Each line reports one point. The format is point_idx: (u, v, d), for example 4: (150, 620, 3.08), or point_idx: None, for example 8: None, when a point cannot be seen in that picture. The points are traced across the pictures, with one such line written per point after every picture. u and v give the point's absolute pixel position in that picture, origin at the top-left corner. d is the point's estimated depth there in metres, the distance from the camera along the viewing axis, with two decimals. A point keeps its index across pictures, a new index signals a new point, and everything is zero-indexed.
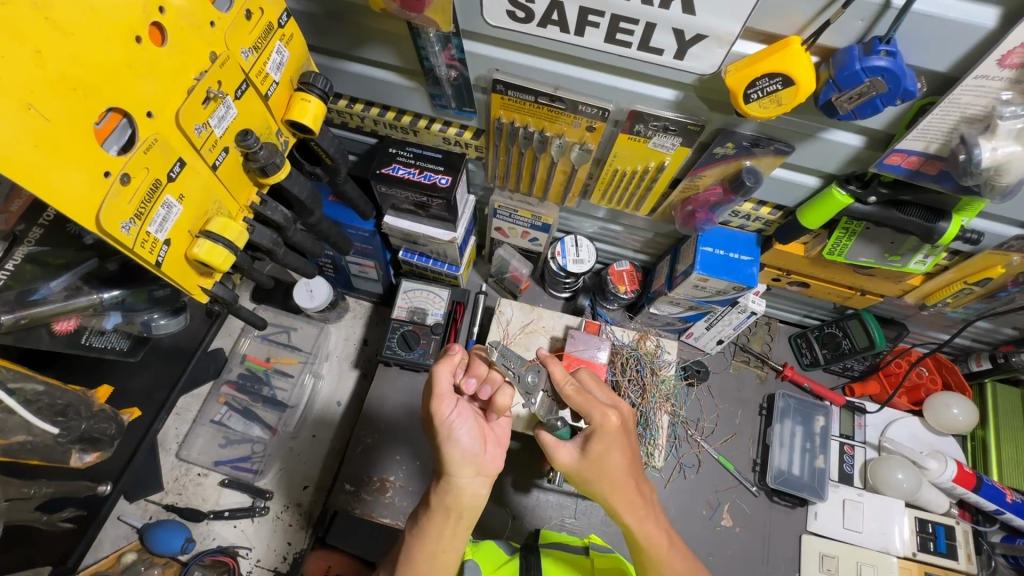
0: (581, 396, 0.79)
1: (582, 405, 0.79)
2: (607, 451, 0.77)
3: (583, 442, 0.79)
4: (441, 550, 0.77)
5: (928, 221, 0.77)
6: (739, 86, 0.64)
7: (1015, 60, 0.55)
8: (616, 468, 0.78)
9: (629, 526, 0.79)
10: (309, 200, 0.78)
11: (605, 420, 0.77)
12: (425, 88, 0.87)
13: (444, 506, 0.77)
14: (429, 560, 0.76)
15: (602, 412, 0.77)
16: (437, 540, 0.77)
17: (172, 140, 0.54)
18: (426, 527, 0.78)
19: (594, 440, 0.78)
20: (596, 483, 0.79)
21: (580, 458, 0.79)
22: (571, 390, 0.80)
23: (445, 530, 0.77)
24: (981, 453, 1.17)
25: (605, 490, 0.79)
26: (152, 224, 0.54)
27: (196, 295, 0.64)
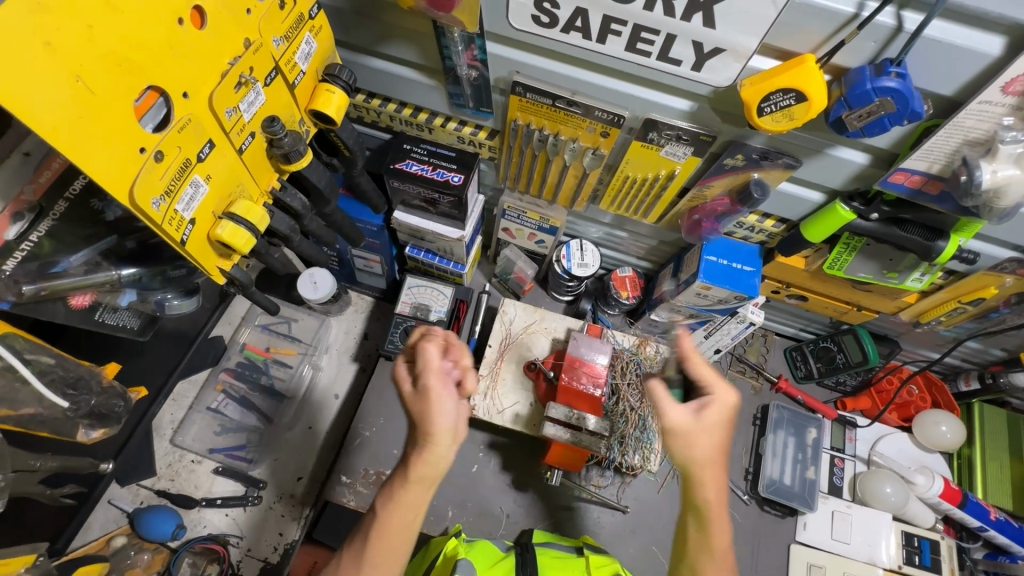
0: (709, 369, 0.79)
1: (706, 376, 0.79)
2: (718, 427, 0.77)
3: (697, 408, 0.77)
4: (411, 520, 0.79)
5: (927, 240, 0.80)
6: (754, 99, 0.67)
7: (1017, 87, 0.58)
8: (712, 445, 0.76)
9: (705, 504, 0.78)
10: (327, 189, 0.79)
11: (728, 399, 0.77)
12: (444, 87, 0.89)
13: (421, 480, 0.78)
14: (400, 530, 0.78)
15: (726, 390, 0.77)
16: (408, 509, 0.78)
17: (204, 121, 0.55)
18: (397, 498, 0.78)
19: (711, 409, 0.76)
20: (689, 448, 0.77)
21: (693, 419, 0.76)
22: (702, 364, 0.80)
23: (416, 499, 0.78)
24: (967, 471, 1.19)
25: (699, 460, 0.76)
26: (180, 202, 0.54)
27: (214, 276, 0.65)
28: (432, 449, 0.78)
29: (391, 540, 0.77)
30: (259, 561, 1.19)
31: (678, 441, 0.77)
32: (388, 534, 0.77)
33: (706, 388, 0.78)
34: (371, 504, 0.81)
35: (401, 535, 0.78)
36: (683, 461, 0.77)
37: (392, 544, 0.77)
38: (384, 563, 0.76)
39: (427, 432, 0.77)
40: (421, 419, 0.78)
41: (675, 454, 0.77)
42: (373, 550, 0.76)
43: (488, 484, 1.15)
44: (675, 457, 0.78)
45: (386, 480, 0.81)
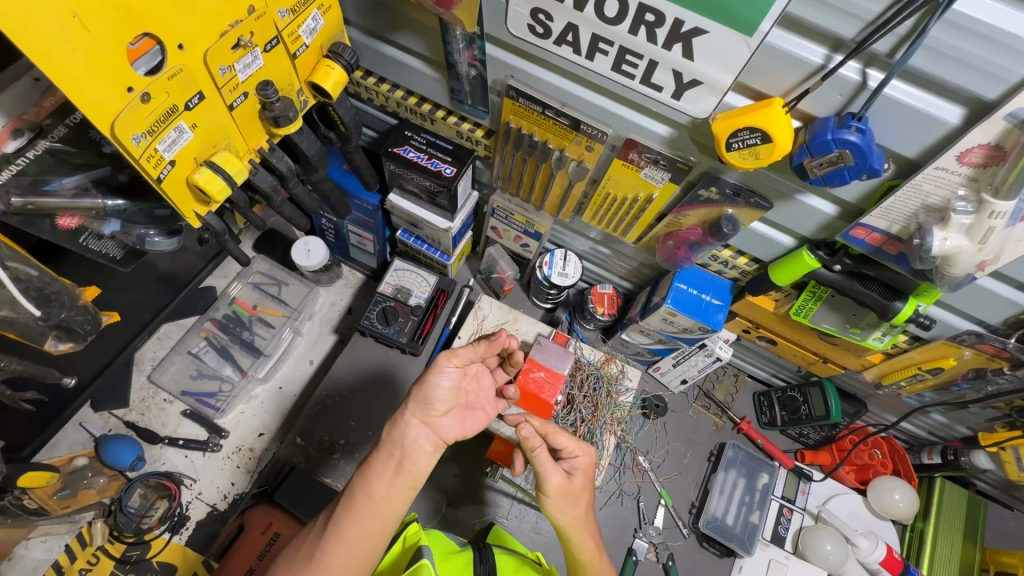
0: (568, 434, 0.86)
1: (566, 444, 0.86)
2: (580, 493, 0.84)
3: (565, 473, 0.85)
4: (379, 495, 0.78)
5: (884, 298, 0.81)
6: (722, 133, 0.69)
7: (972, 158, 0.59)
8: (578, 505, 0.84)
9: (583, 554, 0.83)
10: (316, 158, 0.84)
11: (584, 463, 0.86)
12: (446, 81, 0.93)
13: (390, 450, 0.81)
14: (371, 508, 0.77)
15: (586, 449, 0.86)
16: (375, 481, 0.78)
17: (197, 74, 0.60)
18: (371, 470, 0.80)
19: (578, 474, 0.85)
20: (566, 511, 0.83)
21: (565, 483, 0.83)
22: (561, 435, 0.86)
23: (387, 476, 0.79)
24: (916, 544, 1.17)
25: (568, 523, 0.83)
26: (162, 143, 0.60)
27: (189, 219, 0.70)
28: (402, 417, 0.82)
29: (361, 516, 0.76)
30: (207, 506, 1.23)
31: (557, 503, 0.83)
32: (359, 514, 0.76)
33: (570, 454, 0.86)
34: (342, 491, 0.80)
35: (372, 513, 0.77)
36: (564, 522, 0.83)
37: (361, 523, 0.76)
38: (349, 538, 0.75)
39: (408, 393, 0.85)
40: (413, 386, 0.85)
41: (555, 517, 0.83)
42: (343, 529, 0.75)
43: (434, 472, 1.17)
44: (554, 519, 0.83)
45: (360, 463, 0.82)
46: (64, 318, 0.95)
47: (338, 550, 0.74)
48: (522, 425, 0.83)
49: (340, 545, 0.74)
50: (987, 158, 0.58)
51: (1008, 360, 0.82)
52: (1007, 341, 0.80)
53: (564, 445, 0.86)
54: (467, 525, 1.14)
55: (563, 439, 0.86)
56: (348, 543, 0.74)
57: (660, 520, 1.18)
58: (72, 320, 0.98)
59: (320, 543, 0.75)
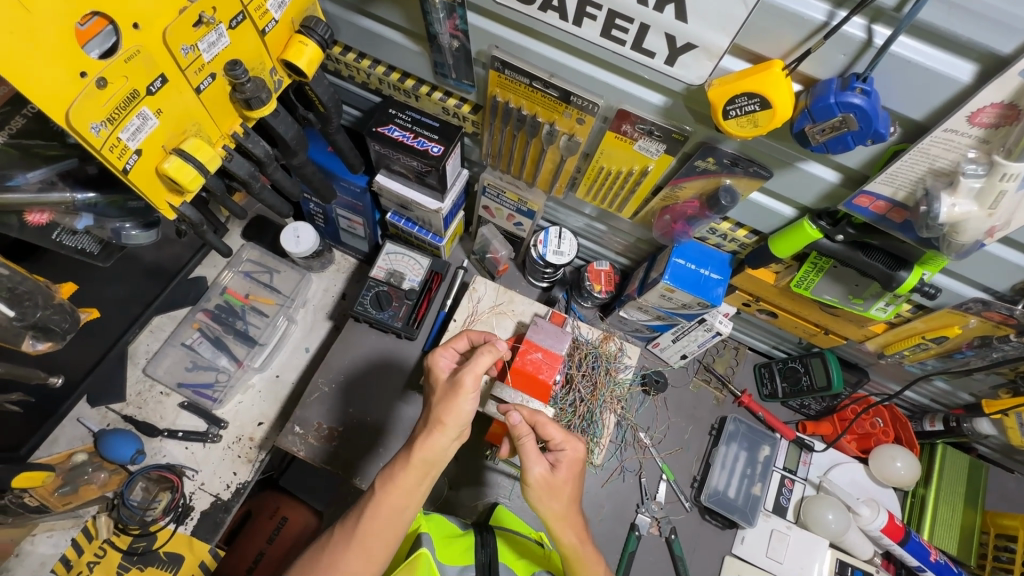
0: (558, 426, 0.85)
1: (554, 436, 0.84)
2: (561, 486, 0.81)
3: (550, 465, 0.83)
4: (403, 505, 0.78)
5: (889, 268, 0.78)
6: (718, 100, 0.65)
7: (984, 119, 0.55)
8: (559, 498, 0.81)
9: (564, 548, 0.82)
10: (294, 141, 0.80)
11: (574, 455, 0.84)
12: (428, 54, 0.88)
13: (413, 465, 0.77)
14: (391, 516, 0.77)
15: (573, 443, 0.84)
16: (402, 494, 0.77)
17: (157, 56, 0.56)
18: (394, 477, 0.78)
19: (563, 468, 0.83)
20: (547, 504, 0.81)
21: (547, 476, 0.81)
22: (549, 425, 0.84)
23: (411, 481, 0.77)
24: (917, 510, 1.18)
25: (550, 515, 0.82)
26: (125, 131, 0.56)
27: (163, 211, 0.67)
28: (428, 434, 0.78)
29: (382, 526, 0.76)
30: (211, 496, 1.23)
31: (538, 494, 0.82)
32: (376, 521, 0.76)
33: (557, 446, 0.84)
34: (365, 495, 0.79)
35: (390, 522, 0.77)
36: (544, 513, 0.82)
37: (380, 529, 0.76)
38: (372, 548, 0.76)
39: (438, 421, 0.78)
40: (440, 407, 0.79)
41: (538, 508, 0.82)
42: (360, 532, 0.76)
43: None
44: (535, 510, 0.82)
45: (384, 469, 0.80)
46: (42, 317, 0.94)
47: (359, 557, 0.75)
48: (511, 413, 0.83)
49: (360, 554, 0.75)
50: (1000, 118, 0.55)
51: (1014, 327, 0.80)
52: (1015, 308, 0.77)
53: (552, 438, 0.84)
54: (470, 507, 1.14)
55: (552, 429, 0.84)
56: (370, 554, 0.76)
57: (663, 494, 1.18)
58: (47, 320, 0.96)
59: (344, 552, 0.75)
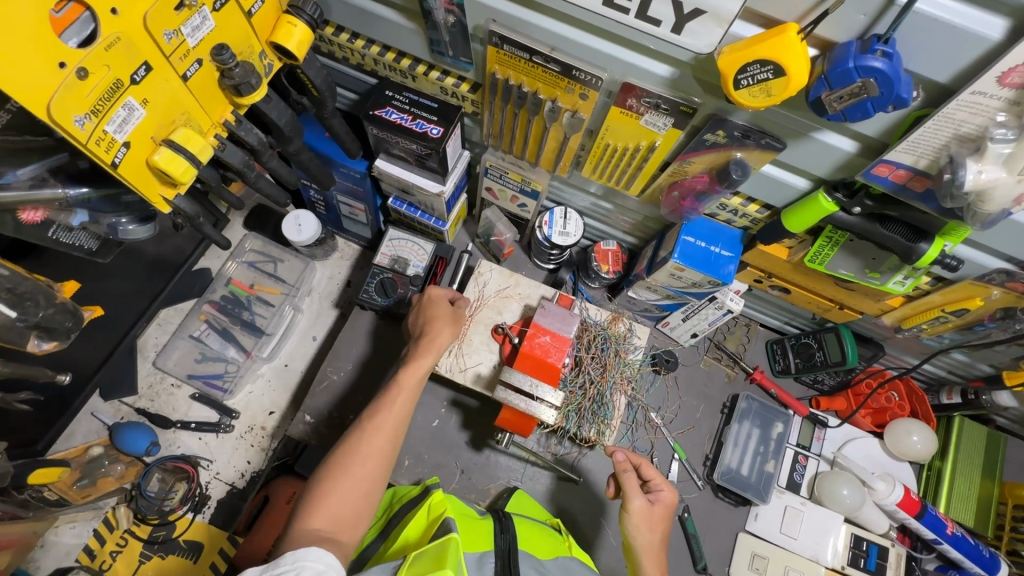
0: (655, 468, 0.93)
1: (654, 477, 0.92)
2: (657, 520, 0.89)
3: (649, 501, 0.90)
4: (411, 395, 0.93)
5: (909, 241, 0.75)
6: (729, 69, 0.62)
7: (1015, 79, 0.52)
8: (653, 531, 0.88)
9: None
10: (288, 127, 0.78)
11: (671, 498, 0.91)
12: (424, 32, 0.85)
13: (416, 368, 0.95)
14: (401, 404, 0.92)
15: (672, 487, 0.92)
16: (409, 385, 0.94)
17: (139, 42, 0.54)
18: (397, 381, 0.94)
19: (660, 506, 0.90)
20: (642, 532, 0.87)
21: (647, 508, 0.88)
22: (651, 467, 0.93)
23: (413, 380, 0.94)
24: (933, 483, 1.17)
25: (640, 544, 0.87)
26: (111, 123, 0.54)
27: (157, 205, 0.65)
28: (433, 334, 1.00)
29: (393, 409, 0.91)
30: (225, 485, 1.25)
31: (635, 522, 0.88)
32: (395, 408, 0.91)
33: (655, 486, 0.91)
34: (372, 401, 0.94)
35: (401, 408, 0.92)
36: (636, 542, 0.87)
37: (392, 413, 0.91)
38: (386, 430, 0.89)
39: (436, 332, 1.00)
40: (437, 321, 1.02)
41: (633, 535, 0.87)
42: (377, 421, 0.90)
43: (445, 440, 1.18)
44: (629, 537, 0.87)
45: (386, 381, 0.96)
46: (44, 317, 0.94)
47: (375, 439, 0.88)
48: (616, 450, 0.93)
49: (377, 437, 0.88)
50: None
51: None
52: None
53: (652, 481, 0.92)
54: (483, 490, 1.15)
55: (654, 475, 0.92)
56: (384, 433, 0.89)
57: (675, 474, 1.18)
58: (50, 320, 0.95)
59: (362, 436, 0.88)
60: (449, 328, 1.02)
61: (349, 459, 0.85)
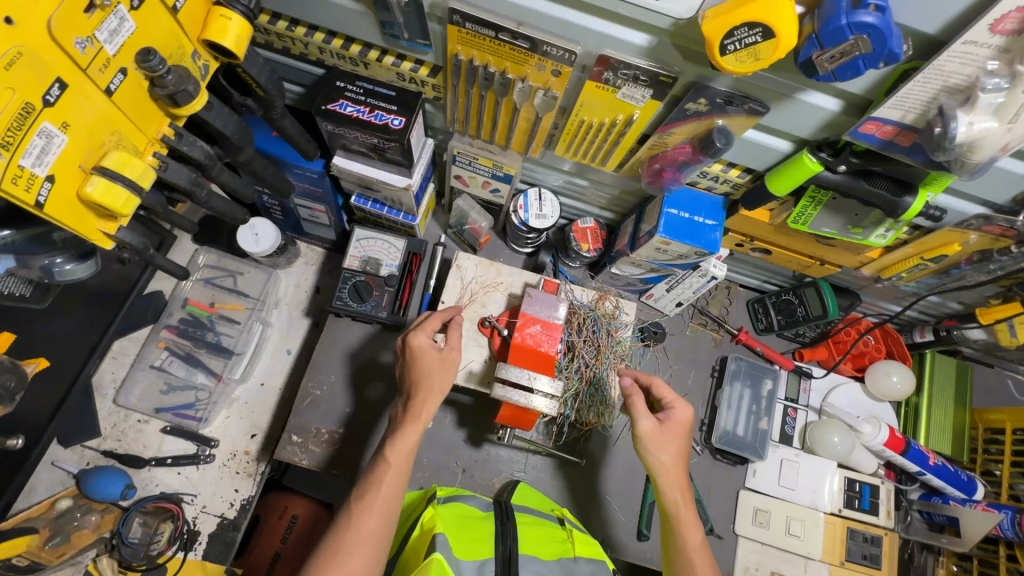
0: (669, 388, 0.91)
1: (665, 395, 0.90)
2: (672, 438, 0.86)
3: (658, 420, 0.87)
4: (406, 461, 0.85)
5: (894, 195, 0.75)
6: (715, 35, 0.58)
7: (1007, 26, 0.51)
8: (669, 450, 0.86)
9: (670, 506, 0.86)
10: (236, 135, 0.70)
11: (684, 416, 0.88)
12: (373, 14, 0.77)
13: (409, 430, 0.87)
14: (397, 475, 0.84)
15: (684, 404, 0.88)
16: (403, 448, 0.85)
17: (46, 55, 0.45)
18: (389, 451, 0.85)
19: (670, 425, 0.87)
20: (656, 454, 0.86)
21: (657, 428, 0.86)
22: (662, 386, 0.91)
23: (405, 451, 0.85)
24: (912, 418, 1.23)
25: (657, 465, 0.86)
26: (27, 156, 0.46)
27: (98, 241, 0.57)
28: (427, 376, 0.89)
29: (386, 479, 0.83)
30: (215, 517, 1.18)
31: (649, 444, 0.86)
32: (390, 478, 0.83)
33: (667, 405, 0.89)
34: (361, 475, 0.85)
35: (394, 481, 0.84)
36: (653, 464, 0.86)
37: (385, 485, 0.82)
38: (380, 504, 0.81)
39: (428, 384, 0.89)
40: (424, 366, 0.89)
41: (648, 458, 0.86)
42: (370, 500, 0.81)
43: (442, 440, 1.14)
44: (646, 460, 0.86)
45: (379, 445, 0.88)
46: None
47: (368, 518, 0.79)
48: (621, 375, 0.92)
49: (371, 515, 0.79)
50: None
51: (1014, 237, 0.80)
52: (1015, 220, 0.76)
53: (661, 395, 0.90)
54: (487, 486, 1.13)
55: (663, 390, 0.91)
56: (377, 511, 0.80)
57: None
58: None
59: (354, 516, 0.79)
60: (443, 378, 0.90)
61: (343, 549, 0.76)
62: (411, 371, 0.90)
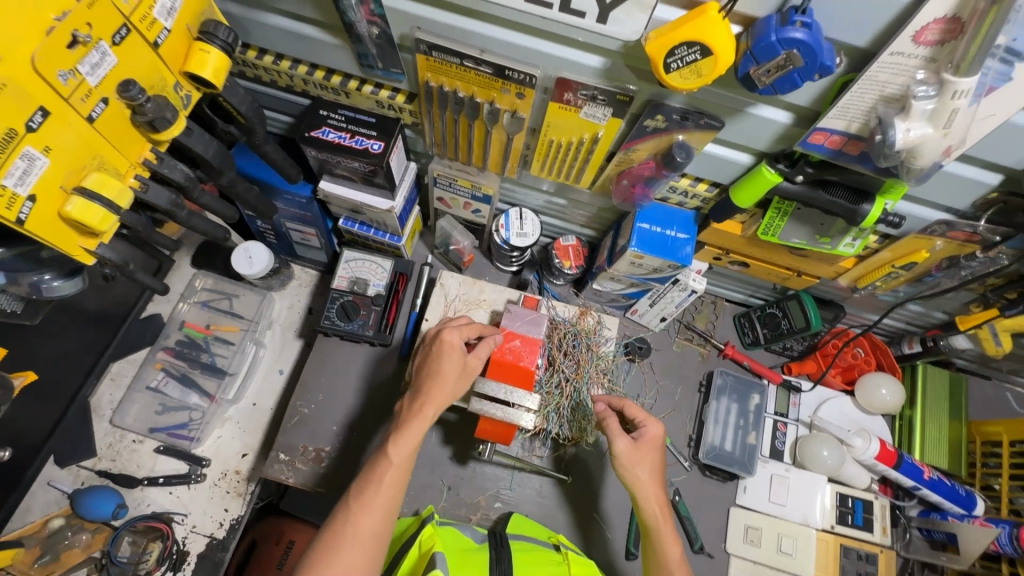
0: (640, 408, 0.92)
1: (637, 415, 0.91)
2: (646, 455, 0.87)
3: (632, 438, 0.88)
4: (408, 461, 0.89)
5: (852, 204, 0.76)
6: (658, 54, 0.62)
7: (929, 37, 0.54)
8: (644, 466, 0.86)
9: (649, 517, 0.85)
10: (216, 159, 0.74)
11: (657, 431, 0.89)
12: (348, 46, 0.82)
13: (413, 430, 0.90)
14: (398, 472, 0.88)
15: (656, 422, 0.89)
16: (407, 444, 0.90)
17: (30, 86, 0.50)
18: (389, 452, 0.89)
19: (646, 442, 0.87)
20: (632, 470, 0.86)
21: (632, 447, 0.86)
22: (634, 406, 0.92)
23: (407, 449, 0.89)
24: (906, 434, 1.20)
25: (634, 483, 0.86)
26: (10, 177, 0.50)
27: (78, 256, 0.61)
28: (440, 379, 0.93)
29: (387, 477, 0.87)
30: (205, 537, 1.19)
31: (625, 463, 0.87)
32: (390, 479, 0.88)
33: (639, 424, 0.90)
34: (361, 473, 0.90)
35: (396, 476, 0.88)
36: (631, 482, 0.86)
37: (386, 483, 0.87)
38: (380, 502, 0.86)
39: (442, 384, 0.93)
40: (443, 369, 0.94)
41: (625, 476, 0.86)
42: (369, 498, 0.86)
43: (428, 457, 1.15)
44: (623, 478, 0.86)
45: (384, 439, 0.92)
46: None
47: (369, 514, 0.84)
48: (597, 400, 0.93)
49: (372, 511, 0.85)
50: (945, 34, 0.53)
51: (979, 243, 0.80)
52: (978, 224, 0.78)
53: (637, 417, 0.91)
54: (472, 503, 1.12)
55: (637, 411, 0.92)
56: (378, 509, 0.85)
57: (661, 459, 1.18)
58: None
59: (353, 512, 0.84)
60: (451, 380, 0.93)
61: (336, 548, 0.82)
62: (432, 372, 0.94)
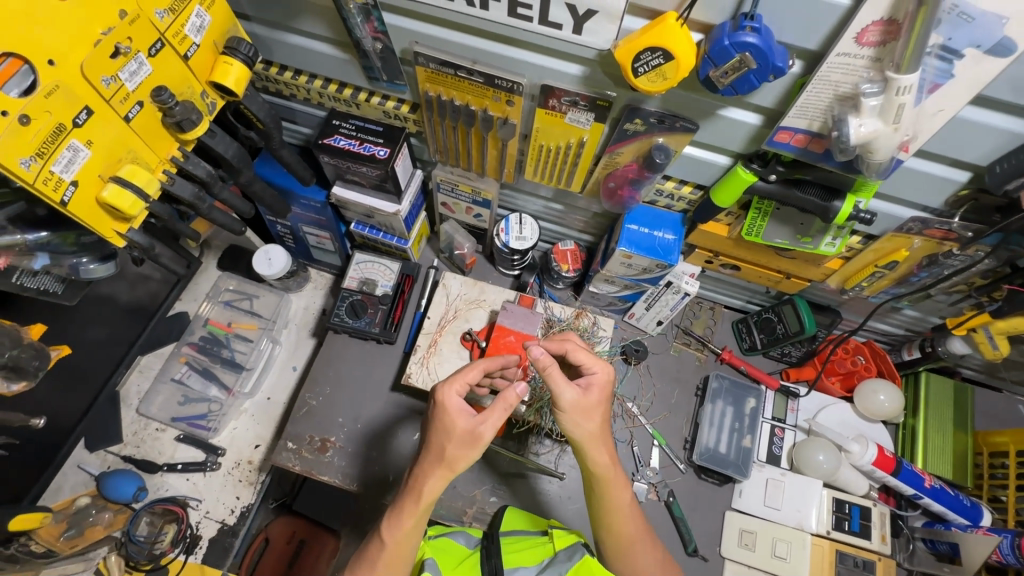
0: (587, 352, 0.86)
1: (585, 361, 0.85)
2: (594, 406, 0.81)
3: (581, 388, 0.82)
4: (413, 537, 0.81)
5: (823, 201, 0.80)
6: (626, 60, 0.68)
7: (871, 38, 0.58)
8: (592, 419, 0.81)
9: (599, 466, 0.83)
10: (236, 159, 0.83)
11: (605, 376, 0.84)
12: (357, 61, 0.91)
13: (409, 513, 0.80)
14: (402, 547, 0.81)
15: (604, 365, 0.84)
16: (409, 517, 0.80)
17: (78, 88, 0.59)
18: (388, 530, 0.81)
19: (595, 390, 0.82)
20: (580, 426, 0.81)
21: (580, 397, 0.80)
22: (579, 351, 0.86)
23: (409, 526, 0.80)
24: (909, 442, 1.19)
25: (584, 437, 0.81)
26: (57, 164, 0.59)
27: (111, 239, 0.70)
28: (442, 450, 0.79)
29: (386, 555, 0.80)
30: (217, 523, 1.25)
31: (570, 416, 0.81)
32: (390, 553, 0.81)
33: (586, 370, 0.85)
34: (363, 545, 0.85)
35: (403, 549, 0.81)
36: (578, 437, 0.81)
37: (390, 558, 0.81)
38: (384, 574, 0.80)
39: (447, 465, 0.79)
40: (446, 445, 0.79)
41: (570, 432, 0.81)
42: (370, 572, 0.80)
43: None
44: (566, 433, 0.82)
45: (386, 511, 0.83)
46: (9, 357, 1.04)
47: None
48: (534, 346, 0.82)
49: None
50: (885, 34, 0.58)
51: (957, 240, 0.82)
52: (952, 222, 0.80)
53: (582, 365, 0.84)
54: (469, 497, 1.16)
55: (583, 356, 0.85)
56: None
57: (656, 460, 1.19)
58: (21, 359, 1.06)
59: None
60: (466, 453, 0.78)
61: None
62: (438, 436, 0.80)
